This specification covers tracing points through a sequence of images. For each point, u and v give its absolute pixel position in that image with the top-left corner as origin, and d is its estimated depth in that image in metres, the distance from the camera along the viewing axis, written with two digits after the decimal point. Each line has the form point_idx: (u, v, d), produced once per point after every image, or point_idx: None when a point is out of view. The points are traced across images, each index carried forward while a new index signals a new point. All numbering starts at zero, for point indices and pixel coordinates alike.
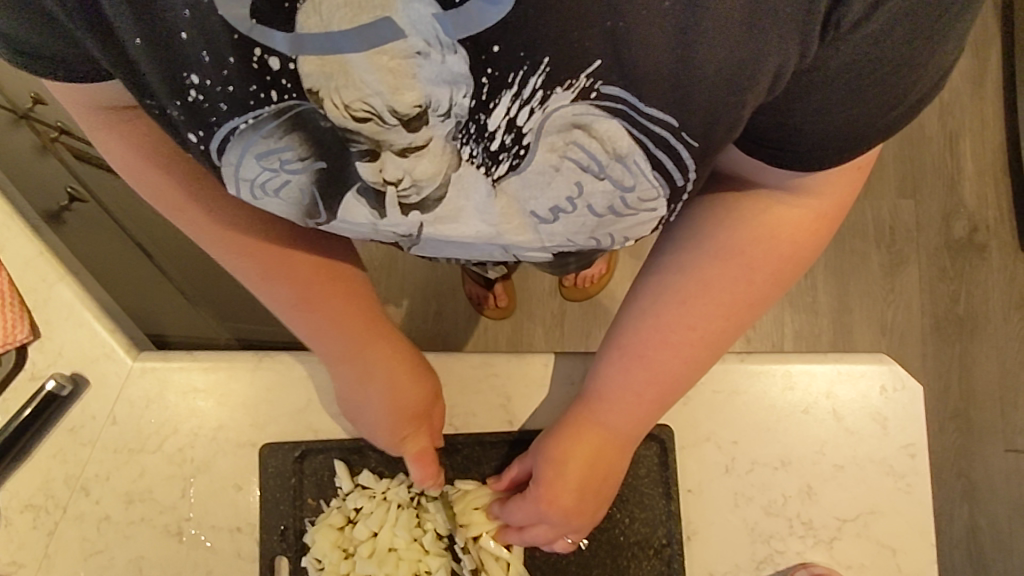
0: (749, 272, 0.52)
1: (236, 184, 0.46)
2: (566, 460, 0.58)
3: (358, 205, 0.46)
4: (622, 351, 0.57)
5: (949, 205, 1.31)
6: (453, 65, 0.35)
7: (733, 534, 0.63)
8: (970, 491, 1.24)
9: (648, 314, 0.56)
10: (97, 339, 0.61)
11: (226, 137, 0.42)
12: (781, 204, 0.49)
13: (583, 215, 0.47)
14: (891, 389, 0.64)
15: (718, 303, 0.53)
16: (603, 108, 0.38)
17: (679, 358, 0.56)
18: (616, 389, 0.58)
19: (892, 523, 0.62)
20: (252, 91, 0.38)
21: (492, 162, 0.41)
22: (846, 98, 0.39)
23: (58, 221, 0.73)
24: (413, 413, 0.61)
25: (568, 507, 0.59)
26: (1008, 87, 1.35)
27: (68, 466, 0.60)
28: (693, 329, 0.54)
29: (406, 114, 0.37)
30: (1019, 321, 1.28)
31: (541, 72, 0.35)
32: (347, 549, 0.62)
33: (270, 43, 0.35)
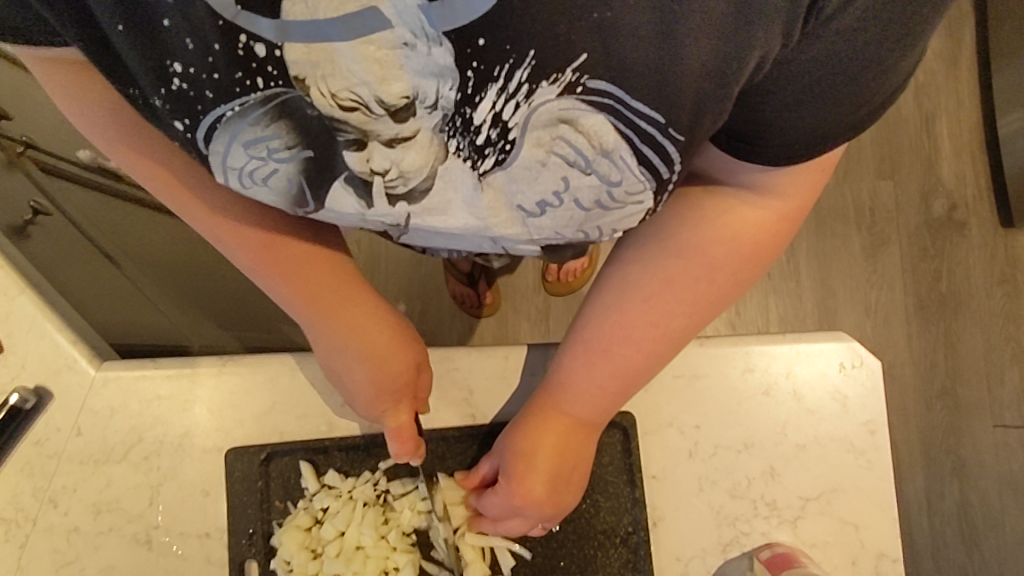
0: (712, 271, 0.50)
1: (223, 174, 0.44)
2: (534, 455, 0.55)
3: (346, 195, 0.44)
4: (586, 346, 0.54)
5: (927, 184, 1.32)
6: (439, 58, 0.34)
7: (699, 519, 0.57)
8: (960, 468, 1.25)
9: (611, 310, 0.52)
10: (60, 350, 0.58)
11: (212, 125, 0.40)
12: (744, 203, 0.47)
13: (571, 210, 0.46)
14: (850, 366, 0.59)
15: (682, 302, 0.51)
16: (591, 102, 0.37)
17: (643, 356, 0.53)
18: (580, 382, 0.54)
19: (854, 501, 0.56)
20: (237, 78, 0.36)
21: (478, 156, 0.40)
22: (815, 92, 0.38)
23: (24, 236, 0.68)
24: (399, 385, 0.57)
25: (542, 499, 0.55)
26: (982, 66, 1.36)
27: (35, 478, 0.56)
28: (655, 326, 0.52)
29: (393, 105, 0.36)
30: (1001, 297, 1.29)
31: (526, 67, 0.34)
32: (315, 550, 0.58)
33: (256, 30, 0.33)
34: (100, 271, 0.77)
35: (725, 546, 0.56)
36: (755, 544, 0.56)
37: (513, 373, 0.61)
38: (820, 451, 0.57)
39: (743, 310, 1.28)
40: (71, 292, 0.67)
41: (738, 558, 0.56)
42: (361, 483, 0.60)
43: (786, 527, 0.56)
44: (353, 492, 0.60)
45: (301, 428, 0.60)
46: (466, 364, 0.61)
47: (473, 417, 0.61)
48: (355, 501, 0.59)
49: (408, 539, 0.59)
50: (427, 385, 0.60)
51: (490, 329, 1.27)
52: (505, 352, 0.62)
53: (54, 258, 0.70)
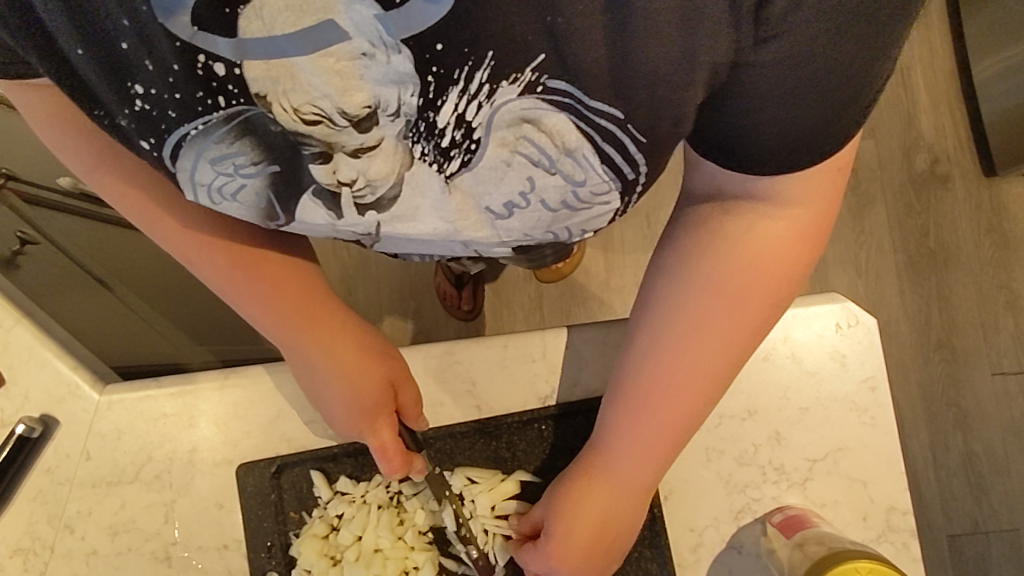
0: (747, 300, 0.49)
1: (192, 191, 0.44)
2: (583, 510, 0.54)
3: (315, 207, 0.45)
4: (627, 401, 0.53)
5: (908, 140, 1.33)
6: (398, 65, 0.34)
7: (710, 488, 0.58)
8: (962, 419, 1.26)
9: (655, 356, 0.51)
10: (62, 377, 0.58)
11: (178, 144, 0.41)
12: (771, 219, 0.46)
13: (538, 211, 0.46)
14: (845, 326, 0.59)
15: (723, 334, 0.50)
16: (550, 102, 0.37)
17: (689, 400, 0.52)
18: (623, 439, 0.53)
19: (860, 457, 0.57)
20: (199, 97, 0.38)
21: (444, 159, 0.40)
22: (771, 107, 0.38)
23: (13, 267, 0.68)
24: (373, 402, 0.57)
25: (585, 560, 0.54)
26: (953, 17, 1.36)
27: (50, 506, 0.57)
28: (697, 370, 0.51)
29: (356, 115, 0.37)
30: (988, 246, 1.30)
31: (486, 67, 0.35)
32: (335, 556, 0.59)
33: (214, 49, 0.35)
34: (94, 296, 0.77)
35: (737, 513, 0.57)
36: (767, 508, 0.57)
37: (515, 361, 0.62)
38: (822, 412, 0.58)
39: None
40: (65, 318, 0.67)
41: (750, 524, 0.57)
42: (373, 487, 0.60)
43: (796, 489, 0.57)
44: (367, 496, 0.60)
45: (309, 435, 0.60)
46: (467, 356, 0.62)
47: (479, 407, 0.61)
48: (368, 505, 0.60)
49: (425, 537, 0.60)
50: (413, 399, 0.59)
51: (486, 321, 1.27)
52: (503, 340, 0.62)
53: (47, 287, 0.70)
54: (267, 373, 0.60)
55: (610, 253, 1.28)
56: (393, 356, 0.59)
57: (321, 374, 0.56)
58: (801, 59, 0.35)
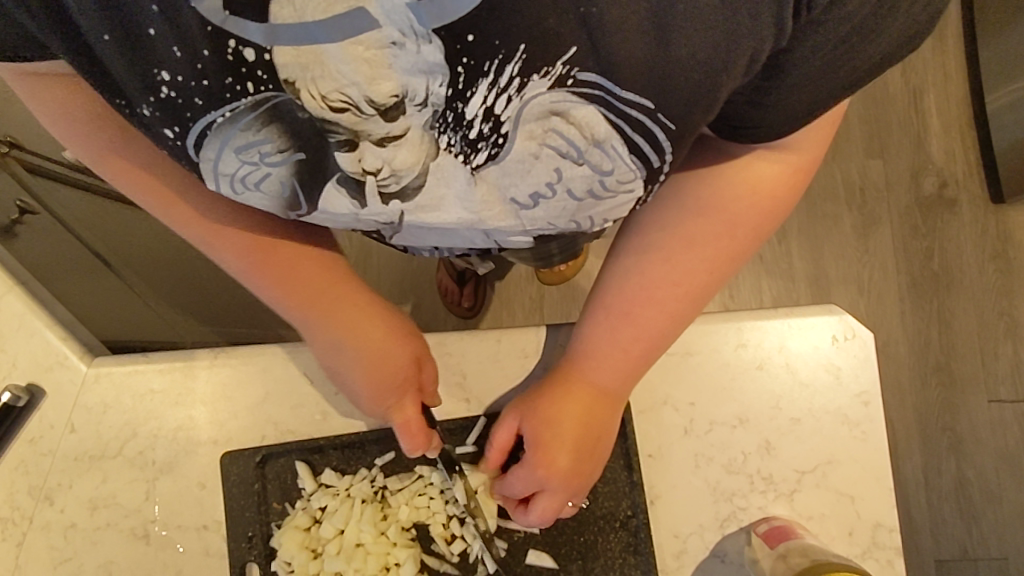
0: (730, 229, 0.51)
1: (214, 179, 0.44)
2: (557, 422, 0.56)
3: (339, 195, 0.45)
4: (608, 310, 0.55)
5: (917, 161, 1.32)
6: (428, 55, 0.34)
7: (696, 495, 0.57)
8: (956, 444, 1.25)
9: (632, 272, 0.54)
10: (50, 347, 0.57)
11: (203, 132, 0.40)
12: (762, 159, 0.48)
13: (564, 200, 0.46)
14: (842, 338, 0.59)
15: (702, 260, 0.52)
16: (580, 95, 0.37)
17: (667, 317, 0.54)
18: (602, 349, 0.55)
19: (850, 471, 0.56)
20: (227, 84, 0.37)
21: (470, 150, 0.40)
22: (804, 81, 0.39)
23: (10, 235, 0.68)
24: (401, 378, 0.58)
25: (566, 471, 0.56)
26: (968, 41, 1.36)
27: (31, 476, 0.56)
28: (675, 286, 0.53)
29: (383, 104, 0.36)
30: (992, 272, 1.30)
31: (516, 60, 0.35)
32: (315, 550, 0.58)
33: (245, 34, 0.34)
34: (92, 271, 0.77)
35: (722, 521, 0.56)
36: (753, 518, 0.56)
37: (508, 357, 0.61)
38: (814, 423, 0.57)
39: (736, 293, 1.28)
40: (59, 290, 0.66)
41: (735, 533, 0.56)
42: (358, 480, 0.59)
43: (784, 500, 0.56)
44: (351, 490, 0.59)
45: (295, 420, 0.60)
46: (459, 349, 0.61)
47: (468, 401, 0.61)
48: (352, 498, 0.59)
49: (408, 533, 0.59)
50: (433, 376, 0.59)
51: (485, 319, 1.27)
52: (497, 335, 0.61)
53: (44, 258, 0.70)
54: (257, 355, 0.60)
55: None
56: (413, 332, 0.60)
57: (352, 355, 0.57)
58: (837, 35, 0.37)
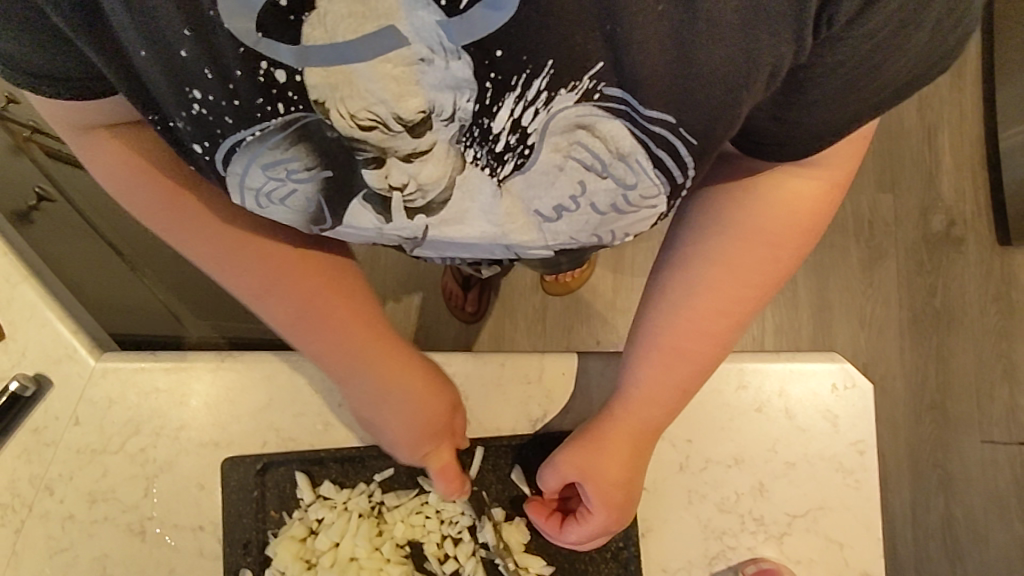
0: (774, 250, 0.50)
1: (240, 194, 0.44)
2: (609, 462, 0.55)
3: (364, 211, 0.45)
4: (658, 349, 0.53)
5: (927, 199, 1.33)
6: (456, 70, 0.34)
7: (687, 530, 0.58)
8: (946, 482, 1.26)
9: (681, 308, 0.52)
10: (60, 339, 0.58)
11: (231, 149, 0.41)
12: (798, 177, 0.47)
13: (586, 213, 0.46)
14: (842, 387, 0.59)
15: (750, 286, 0.51)
16: (607, 109, 0.38)
17: (715, 344, 0.53)
18: (652, 384, 0.54)
19: (840, 518, 0.57)
20: (258, 103, 0.37)
21: (497, 163, 0.40)
22: (828, 98, 0.39)
23: (27, 222, 0.68)
24: (437, 428, 0.57)
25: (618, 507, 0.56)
26: (986, 81, 1.36)
27: (32, 466, 0.57)
28: (723, 313, 0.52)
29: (410, 120, 0.37)
30: (994, 314, 1.30)
31: (545, 75, 0.35)
32: (310, 561, 0.58)
33: (277, 56, 0.34)
34: (104, 259, 0.78)
35: (711, 558, 0.57)
36: (741, 558, 0.57)
37: (511, 381, 0.62)
38: (808, 469, 0.58)
39: None
40: (71, 280, 0.67)
41: (723, 571, 0.57)
42: (355, 494, 0.60)
43: (773, 542, 0.57)
44: (348, 504, 0.60)
45: (298, 428, 0.60)
46: (464, 370, 0.61)
47: (469, 422, 0.61)
48: (349, 513, 0.59)
49: (402, 550, 0.60)
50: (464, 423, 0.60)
51: (487, 326, 1.27)
52: (502, 359, 0.62)
53: (59, 245, 0.70)
54: (265, 361, 0.60)
55: (617, 275, 1.29)
56: (447, 378, 0.59)
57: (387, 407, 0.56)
58: (863, 53, 0.37)
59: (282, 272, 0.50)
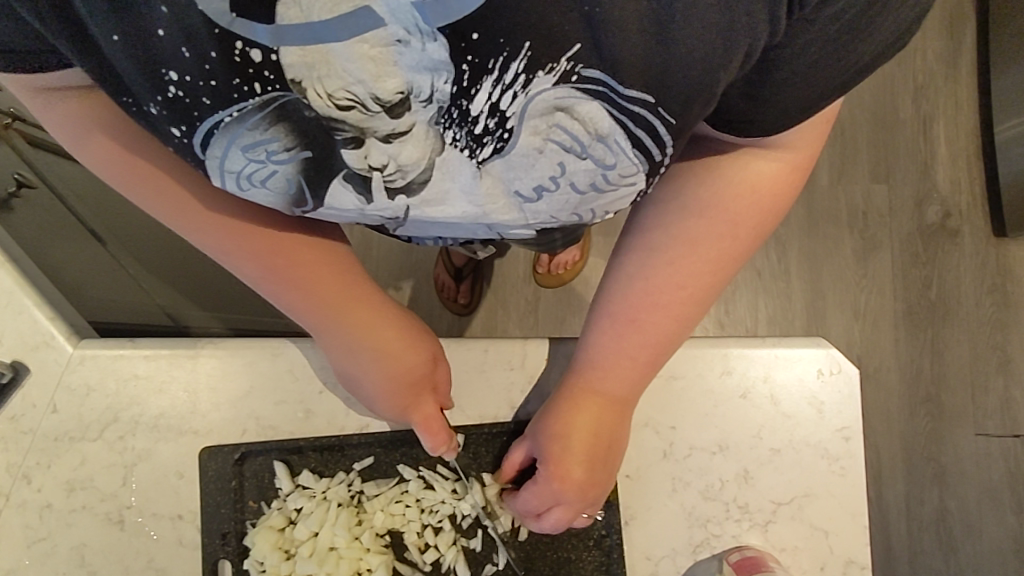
0: (733, 228, 0.49)
1: (219, 177, 0.43)
2: (568, 434, 0.55)
3: (345, 191, 0.44)
4: (613, 317, 0.54)
5: (922, 190, 1.32)
6: (433, 53, 0.33)
7: (670, 519, 0.57)
8: (941, 474, 1.25)
9: (635, 279, 0.52)
10: (37, 326, 0.57)
11: (210, 131, 0.39)
12: (756, 159, 0.46)
13: (567, 194, 0.45)
14: (827, 372, 0.59)
15: (706, 262, 0.51)
16: (585, 91, 0.37)
17: (672, 320, 0.53)
18: (611, 357, 0.54)
19: (826, 506, 0.57)
20: (235, 85, 0.36)
21: (476, 145, 0.39)
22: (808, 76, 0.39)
23: (6, 209, 0.67)
24: (418, 376, 0.56)
25: (579, 482, 0.55)
26: (982, 70, 1.35)
27: (9, 454, 0.56)
28: (681, 289, 0.51)
29: (389, 101, 0.36)
30: (989, 306, 1.29)
31: (522, 58, 0.34)
32: (289, 550, 0.58)
33: (253, 36, 0.33)
34: (86, 247, 0.77)
35: (695, 546, 0.57)
36: (725, 546, 0.56)
37: (493, 367, 0.61)
38: (793, 455, 0.57)
39: (733, 309, 1.28)
40: (51, 268, 0.66)
41: (707, 559, 0.57)
42: (335, 483, 0.59)
43: (757, 530, 0.56)
44: (327, 492, 0.59)
45: (277, 415, 0.60)
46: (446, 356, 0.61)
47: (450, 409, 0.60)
48: (328, 502, 0.59)
49: (382, 539, 0.59)
50: (446, 373, 0.59)
51: (480, 318, 1.26)
52: (484, 345, 0.61)
53: (38, 233, 0.69)
54: (245, 347, 0.60)
55: None
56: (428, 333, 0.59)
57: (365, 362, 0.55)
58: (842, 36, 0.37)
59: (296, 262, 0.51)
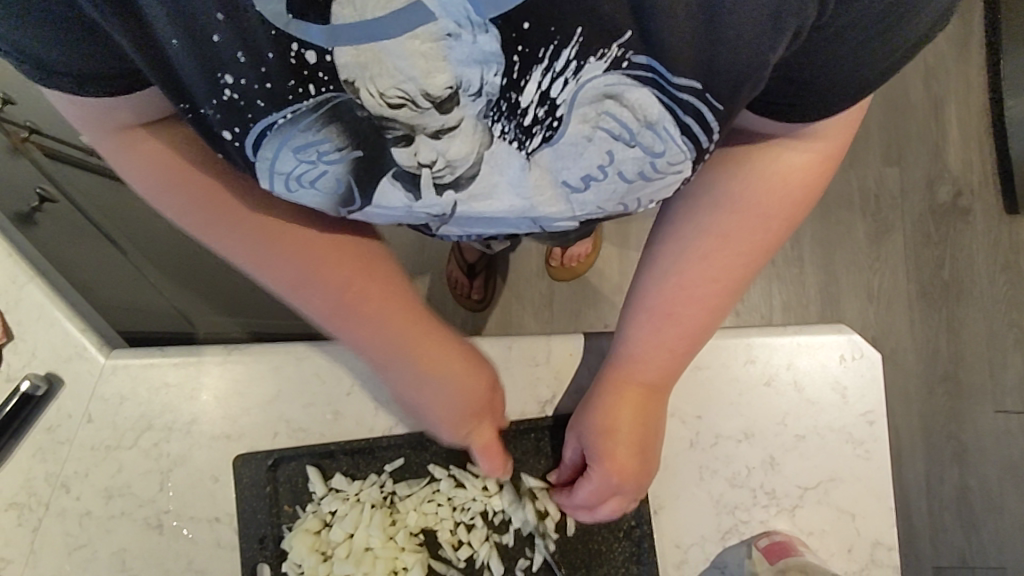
0: (766, 221, 0.50)
1: (269, 179, 0.44)
2: (614, 428, 0.56)
3: (393, 188, 0.44)
4: (649, 312, 0.55)
5: (933, 170, 1.32)
6: (484, 44, 0.34)
7: (699, 507, 0.58)
8: (959, 453, 1.26)
9: (671, 274, 0.53)
10: (69, 338, 0.58)
11: (262, 133, 0.40)
12: (789, 150, 0.47)
13: (614, 183, 0.46)
14: (850, 358, 0.59)
15: (740, 254, 0.51)
16: (635, 77, 0.37)
17: (707, 313, 0.54)
18: (649, 350, 0.55)
19: (852, 489, 0.57)
20: (290, 86, 0.37)
21: (525, 136, 0.40)
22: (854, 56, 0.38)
23: (31, 223, 0.68)
24: (479, 406, 0.57)
25: (636, 472, 0.56)
26: (991, 48, 1.34)
27: (48, 464, 0.57)
28: (716, 282, 0.53)
29: (439, 96, 0.36)
30: (1004, 284, 1.29)
31: (574, 44, 0.35)
32: (325, 553, 0.59)
33: (307, 37, 0.33)
34: (110, 258, 0.78)
35: (724, 533, 0.57)
36: (754, 532, 0.57)
37: (517, 363, 0.62)
38: (818, 441, 0.58)
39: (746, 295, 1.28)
40: (79, 281, 0.67)
41: (736, 545, 0.57)
42: (367, 485, 0.60)
43: (785, 515, 0.57)
44: (360, 494, 0.60)
45: (307, 418, 0.61)
46: None
47: None
48: (362, 503, 0.60)
49: (416, 538, 0.61)
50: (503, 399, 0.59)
51: (494, 314, 1.27)
52: (508, 342, 0.62)
53: (62, 246, 0.70)
54: (273, 351, 0.61)
55: (622, 258, 1.29)
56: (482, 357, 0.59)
57: (430, 388, 0.56)
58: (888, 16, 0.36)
59: (362, 292, 0.52)
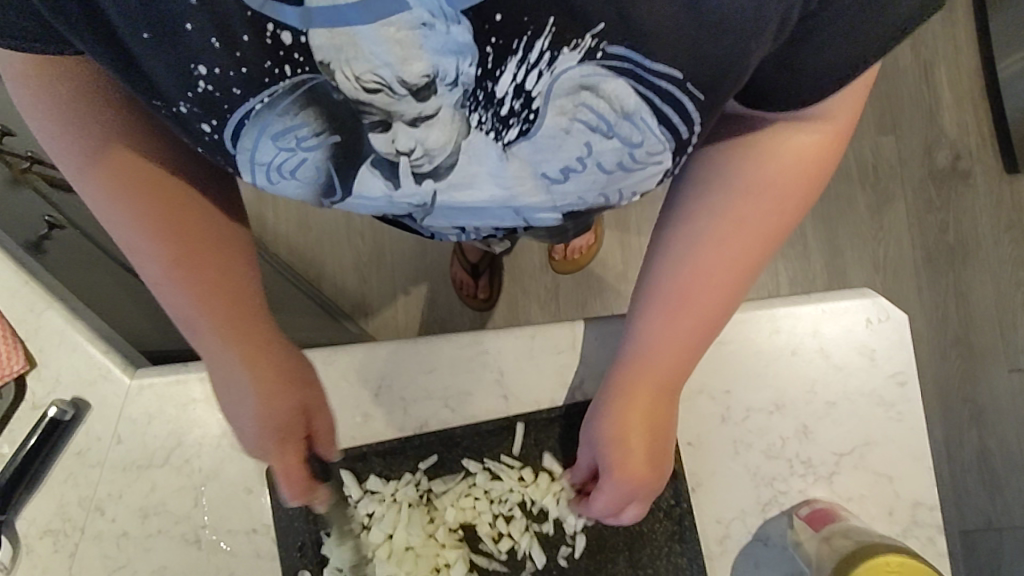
0: (781, 204, 0.49)
1: (249, 171, 0.44)
2: (635, 425, 0.54)
3: (373, 177, 0.44)
4: (664, 303, 0.52)
5: (930, 135, 1.32)
6: (457, 36, 0.34)
7: (736, 481, 0.58)
8: (978, 415, 1.26)
9: (684, 263, 0.51)
10: (92, 360, 0.58)
11: (240, 122, 0.40)
12: (801, 130, 0.46)
13: (593, 174, 0.45)
14: (876, 321, 0.59)
15: (755, 238, 0.50)
16: (610, 67, 0.37)
17: (726, 299, 0.51)
18: (662, 342, 0.52)
19: (887, 451, 0.57)
20: (266, 67, 0.37)
21: (502, 127, 0.40)
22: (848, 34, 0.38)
23: (42, 251, 0.68)
24: (284, 424, 0.52)
25: (648, 470, 0.54)
26: (978, 9, 1.35)
27: (80, 488, 0.57)
28: (732, 268, 0.50)
29: (415, 84, 0.36)
30: (1009, 243, 1.29)
31: (546, 35, 0.35)
32: (366, 556, 0.59)
33: (282, 18, 0.34)
34: (121, 280, 0.78)
35: (764, 505, 0.57)
36: (793, 501, 0.57)
37: (541, 352, 0.62)
38: (849, 406, 0.58)
39: None
40: (95, 304, 0.67)
41: (776, 516, 0.57)
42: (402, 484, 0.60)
43: (823, 483, 0.57)
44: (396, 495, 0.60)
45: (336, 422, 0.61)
46: (496, 346, 0.61)
47: (505, 397, 0.61)
48: (399, 503, 0.60)
49: (456, 534, 0.60)
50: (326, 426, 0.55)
51: (502, 312, 1.27)
52: (531, 331, 0.62)
53: (73, 271, 0.70)
54: None
55: (625, 247, 1.29)
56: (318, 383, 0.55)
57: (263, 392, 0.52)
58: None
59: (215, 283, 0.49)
